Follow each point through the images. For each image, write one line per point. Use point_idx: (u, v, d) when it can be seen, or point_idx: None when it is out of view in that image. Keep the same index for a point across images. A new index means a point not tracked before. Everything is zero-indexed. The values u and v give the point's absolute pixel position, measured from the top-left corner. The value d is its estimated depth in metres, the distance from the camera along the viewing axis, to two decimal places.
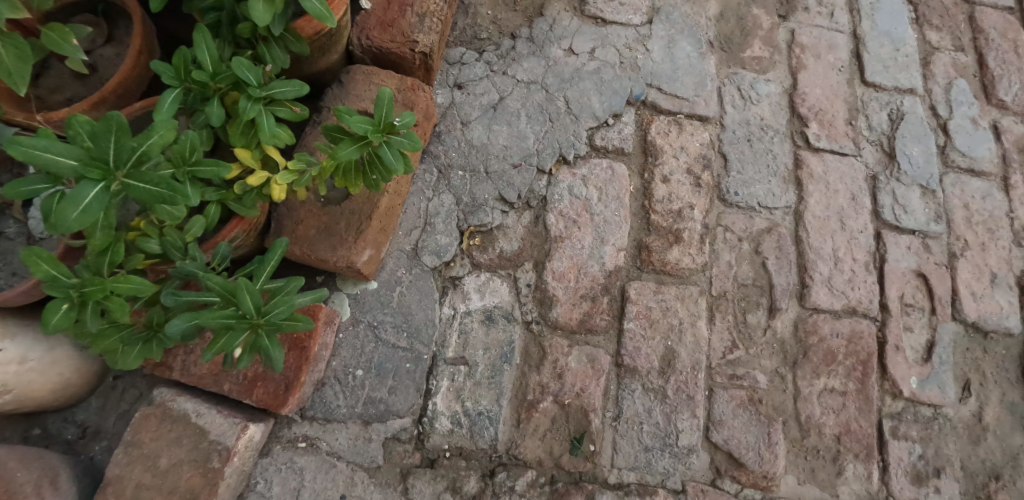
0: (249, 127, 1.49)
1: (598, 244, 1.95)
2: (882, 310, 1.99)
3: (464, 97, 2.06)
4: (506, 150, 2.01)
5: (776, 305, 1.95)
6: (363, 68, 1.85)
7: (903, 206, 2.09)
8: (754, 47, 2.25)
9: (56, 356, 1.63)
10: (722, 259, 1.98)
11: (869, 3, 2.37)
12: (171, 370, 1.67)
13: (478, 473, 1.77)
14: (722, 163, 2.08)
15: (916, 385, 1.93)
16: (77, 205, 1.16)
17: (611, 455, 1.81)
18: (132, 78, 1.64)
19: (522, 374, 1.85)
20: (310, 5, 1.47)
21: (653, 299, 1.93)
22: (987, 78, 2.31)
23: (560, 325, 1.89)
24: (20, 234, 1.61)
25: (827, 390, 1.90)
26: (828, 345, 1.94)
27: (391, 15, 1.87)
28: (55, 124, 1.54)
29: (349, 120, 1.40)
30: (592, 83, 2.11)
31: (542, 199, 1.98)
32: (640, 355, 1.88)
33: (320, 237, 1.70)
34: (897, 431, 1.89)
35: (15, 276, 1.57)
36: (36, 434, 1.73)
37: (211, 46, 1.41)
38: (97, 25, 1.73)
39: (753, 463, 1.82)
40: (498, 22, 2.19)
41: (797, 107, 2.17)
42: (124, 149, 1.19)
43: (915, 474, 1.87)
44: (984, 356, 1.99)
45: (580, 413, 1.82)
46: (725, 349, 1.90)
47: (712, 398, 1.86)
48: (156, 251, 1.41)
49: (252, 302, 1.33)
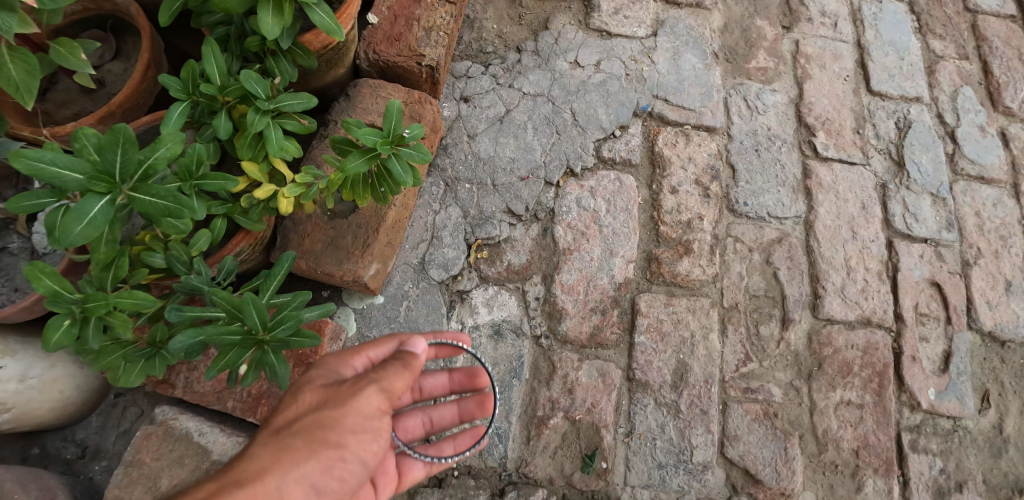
0: (257, 140, 1.47)
1: (607, 256, 1.93)
2: (897, 320, 1.95)
3: (470, 110, 2.05)
4: (513, 163, 1.99)
5: (789, 316, 1.91)
6: (370, 82, 1.84)
7: (914, 214, 2.07)
8: (759, 58, 2.24)
9: (58, 373, 1.58)
10: (732, 270, 1.95)
11: (872, 13, 2.38)
12: (174, 387, 1.62)
13: (488, 492, 1.72)
14: (730, 173, 2.06)
15: (934, 397, 1.89)
16: (82, 219, 1.15)
17: (623, 473, 1.76)
18: (139, 92, 1.62)
19: (532, 390, 1.81)
20: (320, 19, 1.47)
21: (664, 311, 1.89)
22: (992, 85, 2.30)
23: (569, 339, 1.85)
24: (23, 248, 1.58)
25: (843, 403, 1.86)
26: (843, 356, 1.90)
27: (398, 29, 1.86)
28: (61, 138, 1.52)
29: (358, 132, 1.40)
30: (599, 95, 2.10)
31: (549, 212, 1.96)
32: (652, 369, 1.84)
33: (326, 250, 1.68)
34: (917, 444, 1.85)
35: (17, 292, 1.53)
36: (35, 454, 1.68)
37: (219, 60, 1.41)
38: (105, 40, 1.72)
39: (771, 480, 1.77)
40: (504, 35, 2.19)
41: (804, 117, 2.16)
42: (130, 163, 1.17)
43: (936, 488, 1.82)
44: (1002, 366, 1.96)
45: (592, 429, 1.78)
46: (738, 362, 1.86)
47: (726, 413, 1.82)
48: (161, 265, 1.39)
49: (259, 317, 1.29)
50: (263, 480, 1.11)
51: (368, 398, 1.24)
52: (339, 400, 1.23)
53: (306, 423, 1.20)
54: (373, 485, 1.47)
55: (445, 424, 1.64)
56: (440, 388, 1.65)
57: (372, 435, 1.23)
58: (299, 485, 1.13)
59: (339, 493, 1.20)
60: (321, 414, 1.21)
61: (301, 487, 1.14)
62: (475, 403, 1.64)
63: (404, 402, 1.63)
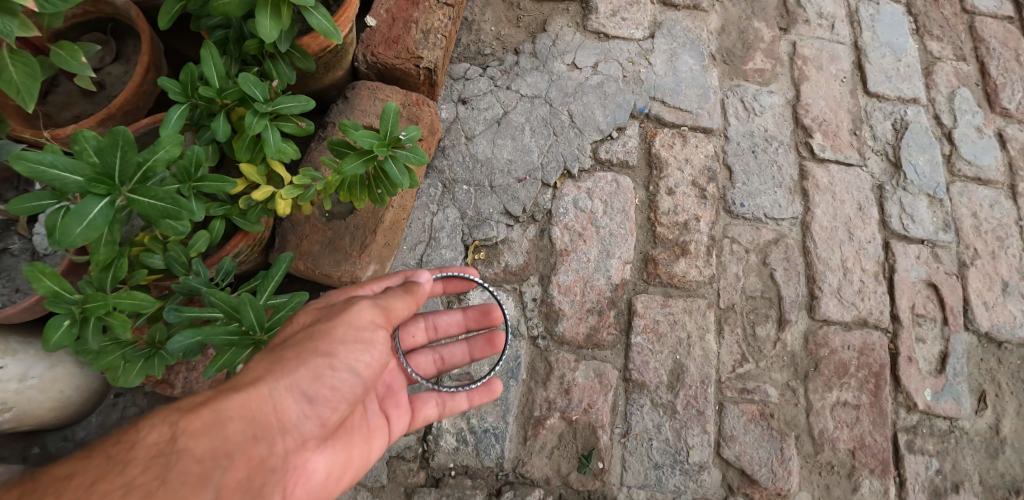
0: (255, 142, 1.49)
1: (604, 257, 1.93)
2: (894, 321, 1.95)
3: (468, 112, 2.06)
4: (510, 165, 2.00)
5: (785, 317, 1.92)
6: (368, 84, 1.85)
7: (911, 215, 2.07)
8: (756, 60, 2.25)
9: (58, 373, 1.59)
10: (729, 271, 1.95)
11: (870, 14, 2.38)
12: (173, 387, 1.64)
13: (484, 492, 1.73)
14: (727, 174, 2.07)
15: (931, 398, 1.89)
16: (82, 220, 1.17)
17: (620, 473, 1.77)
18: (139, 94, 1.64)
19: (529, 390, 1.82)
20: (318, 22, 1.48)
21: (660, 312, 1.90)
22: (990, 86, 2.31)
23: (566, 340, 1.86)
24: (24, 250, 1.60)
25: (839, 403, 1.86)
26: (839, 357, 1.90)
27: (396, 31, 1.87)
28: (62, 140, 1.53)
29: (355, 134, 1.41)
30: (596, 97, 2.11)
31: (546, 213, 1.97)
32: (648, 370, 1.85)
33: (324, 251, 1.69)
34: (913, 445, 1.85)
35: (18, 292, 1.55)
36: (35, 453, 1.69)
37: (218, 63, 1.42)
38: (106, 43, 1.74)
39: (767, 480, 1.78)
40: (502, 37, 2.20)
41: (800, 118, 2.17)
42: (130, 165, 1.19)
43: (932, 488, 1.82)
44: (999, 367, 1.96)
45: (588, 429, 1.79)
46: (735, 363, 1.87)
47: (723, 414, 1.82)
48: (161, 266, 1.41)
49: (256, 317, 1.31)
50: (258, 385, 1.18)
51: (361, 313, 1.31)
52: (332, 315, 1.31)
53: (301, 337, 1.27)
54: (386, 415, 1.55)
55: (456, 362, 1.75)
56: (455, 327, 1.75)
57: (365, 346, 1.28)
58: (291, 393, 1.21)
59: (333, 402, 1.26)
60: (315, 329, 1.28)
61: (294, 395, 1.21)
62: (485, 342, 1.75)
63: (420, 339, 1.72)
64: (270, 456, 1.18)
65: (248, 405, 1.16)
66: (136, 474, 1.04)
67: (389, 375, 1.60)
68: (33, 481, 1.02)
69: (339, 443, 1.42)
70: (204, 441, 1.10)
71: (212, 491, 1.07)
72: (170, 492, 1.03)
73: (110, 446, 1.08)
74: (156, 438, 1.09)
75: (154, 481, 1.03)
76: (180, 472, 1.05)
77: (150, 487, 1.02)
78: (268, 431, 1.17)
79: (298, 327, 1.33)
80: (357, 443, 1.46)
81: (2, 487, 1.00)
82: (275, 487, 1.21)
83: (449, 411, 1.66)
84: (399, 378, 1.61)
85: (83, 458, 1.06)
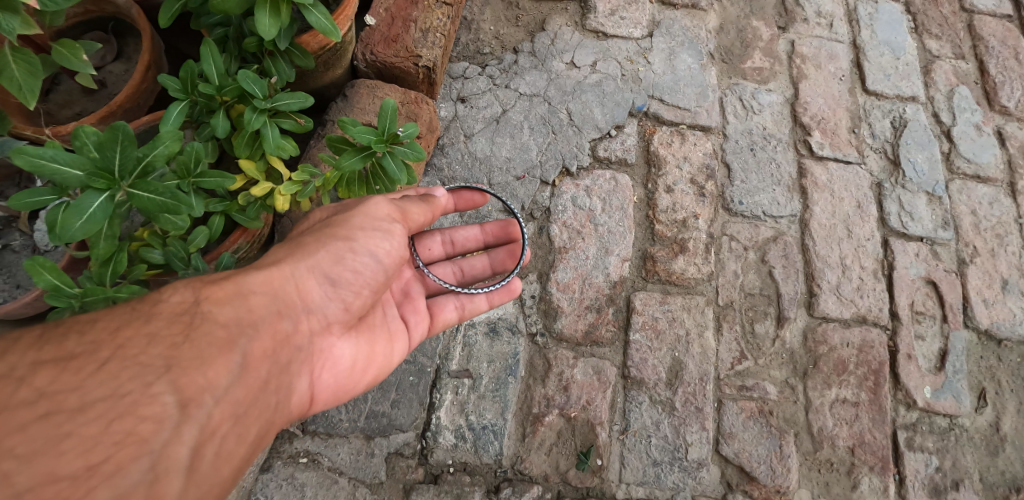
0: (255, 138, 1.50)
1: (603, 254, 1.94)
2: (893, 319, 1.95)
3: (467, 110, 2.07)
4: (509, 162, 2.01)
5: (784, 314, 1.92)
6: (367, 82, 1.87)
7: (910, 212, 2.07)
8: (755, 59, 2.25)
9: None
10: (728, 269, 1.95)
11: (868, 13, 2.39)
12: None
13: (483, 488, 1.73)
14: (725, 172, 2.07)
15: (930, 395, 1.89)
16: (82, 213, 1.18)
17: (618, 470, 1.76)
18: (140, 92, 1.65)
19: (527, 387, 1.82)
20: (316, 19, 1.48)
21: (659, 309, 1.90)
22: (988, 84, 2.31)
23: (564, 337, 1.86)
24: (26, 246, 1.61)
25: (838, 401, 1.86)
26: (838, 354, 1.90)
27: (395, 30, 1.88)
28: (63, 137, 1.54)
29: (353, 130, 1.42)
30: (595, 95, 2.12)
31: (545, 211, 1.97)
32: (647, 367, 1.85)
33: None
34: (912, 442, 1.85)
35: (18, 288, 1.56)
36: None
37: (218, 61, 1.43)
38: (107, 42, 1.76)
39: (765, 477, 1.77)
40: (501, 36, 2.21)
41: (799, 116, 2.17)
42: (129, 160, 1.20)
43: (932, 486, 1.82)
44: (999, 364, 1.95)
45: (587, 426, 1.79)
46: (733, 360, 1.87)
47: (721, 411, 1.82)
48: (160, 260, 1.41)
49: None
50: (280, 265, 1.25)
51: (378, 206, 1.39)
52: (349, 209, 1.39)
53: (320, 227, 1.35)
54: (405, 320, 1.58)
55: (477, 274, 1.78)
56: (472, 241, 1.79)
57: (384, 234, 1.35)
58: (313, 274, 1.28)
59: (354, 286, 1.34)
60: (334, 219, 1.36)
61: (315, 275, 1.28)
62: (508, 250, 1.78)
63: (438, 253, 1.76)
64: (294, 332, 1.25)
65: (270, 282, 1.22)
66: (163, 325, 1.08)
67: (405, 283, 1.64)
68: (55, 323, 1.05)
69: (362, 334, 1.45)
70: (227, 309, 1.15)
71: (239, 352, 1.12)
72: (197, 349, 1.07)
73: (134, 302, 1.12)
74: (180, 301, 1.12)
75: (180, 336, 1.08)
76: (206, 333, 1.10)
77: (177, 339, 1.07)
78: (290, 308, 1.25)
79: (316, 221, 1.42)
80: (380, 341, 1.49)
81: (27, 325, 1.03)
82: (300, 365, 1.28)
83: (469, 314, 1.67)
84: (417, 286, 1.65)
85: (109, 310, 1.09)
